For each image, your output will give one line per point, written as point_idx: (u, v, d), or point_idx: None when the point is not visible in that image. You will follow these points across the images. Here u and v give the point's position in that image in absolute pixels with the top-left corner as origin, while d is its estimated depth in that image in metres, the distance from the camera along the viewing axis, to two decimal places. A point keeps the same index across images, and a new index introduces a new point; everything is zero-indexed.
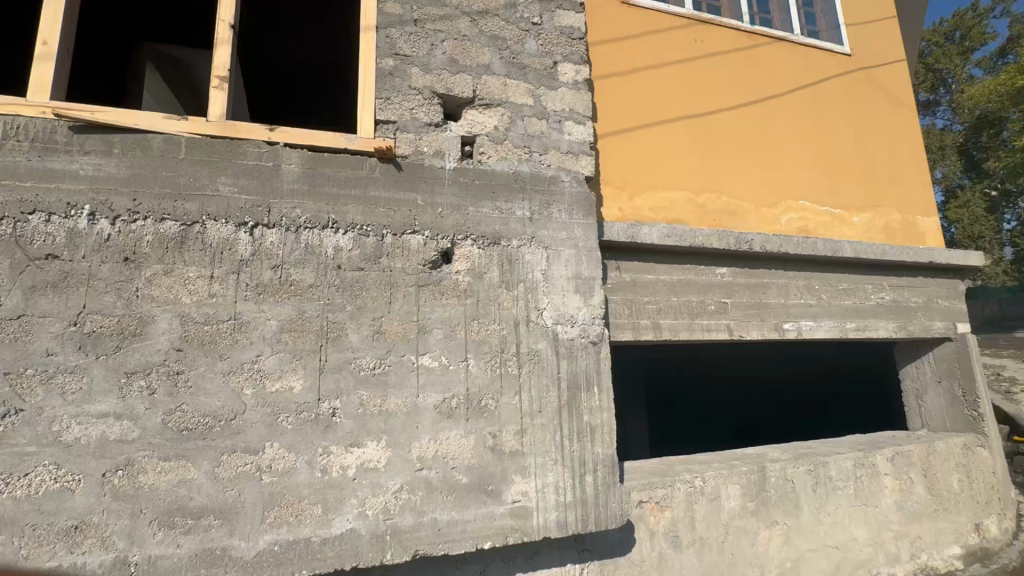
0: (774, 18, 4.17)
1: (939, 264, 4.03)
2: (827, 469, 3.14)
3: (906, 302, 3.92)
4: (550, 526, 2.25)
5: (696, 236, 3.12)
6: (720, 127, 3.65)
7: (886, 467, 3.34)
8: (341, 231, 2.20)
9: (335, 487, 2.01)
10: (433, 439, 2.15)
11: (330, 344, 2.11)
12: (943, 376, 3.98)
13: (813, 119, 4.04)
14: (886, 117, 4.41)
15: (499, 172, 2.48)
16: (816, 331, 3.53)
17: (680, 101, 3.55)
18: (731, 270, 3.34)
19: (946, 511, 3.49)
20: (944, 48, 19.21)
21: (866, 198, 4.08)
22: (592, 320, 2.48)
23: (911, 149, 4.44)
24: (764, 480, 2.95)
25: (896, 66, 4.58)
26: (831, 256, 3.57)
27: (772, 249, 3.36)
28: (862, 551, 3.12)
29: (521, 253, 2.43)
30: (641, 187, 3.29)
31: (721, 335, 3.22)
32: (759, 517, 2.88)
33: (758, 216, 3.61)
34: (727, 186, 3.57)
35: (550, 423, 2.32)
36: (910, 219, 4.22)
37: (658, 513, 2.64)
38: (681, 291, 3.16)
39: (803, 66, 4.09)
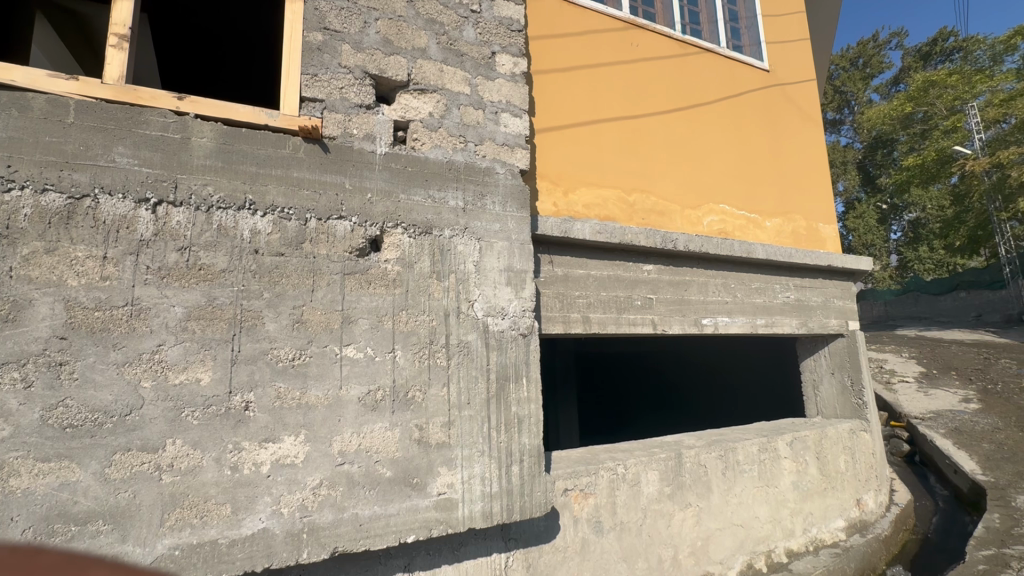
0: (703, 29, 4.38)
1: (835, 268, 4.46)
2: (735, 453, 3.40)
3: (807, 301, 4.32)
4: (475, 517, 2.26)
5: (625, 233, 3.24)
6: (651, 130, 3.80)
7: (786, 450, 3.66)
8: (259, 213, 2.05)
9: (246, 485, 1.89)
10: (356, 433, 2.08)
11: (243, 333, 1.97)
12: (835, 368, 4.43)
13: (734, 128, 4.31)
14: (797, 131, 4.79)
15: (433, 159, 2.43)
16: (731, 327, 3.80)
17: (615, 102, 3.66)
18: (657, 267, 3.50)
19: (833, 489, 3.89)
20: (850, 73, 21.27)
21: (778, 204, 4.43)
22: (522, 313, 2.50)
23: (817, 161, 4.86)
24: (680, 465, 3.14)
25: (807, 85, 4.99)
26: (745, 257, 3.85)
27: (694, 248, 3.56)
28: (763, 528, 3.42)
29: (453, 244, 2.40)
30: (576, 184, 3.36)
31: (645, 329, 3.38)
32: (674, 500, 3.07)
33: (682, 217, 3.81)
34: (656, 187, 3.73)
35: (478, 414, 2.32)
36: (814, 225, 4.63)
37: (582, 500, 2.73)
38: (610, 286, 3.27)
39: (726, 78, 4.35)
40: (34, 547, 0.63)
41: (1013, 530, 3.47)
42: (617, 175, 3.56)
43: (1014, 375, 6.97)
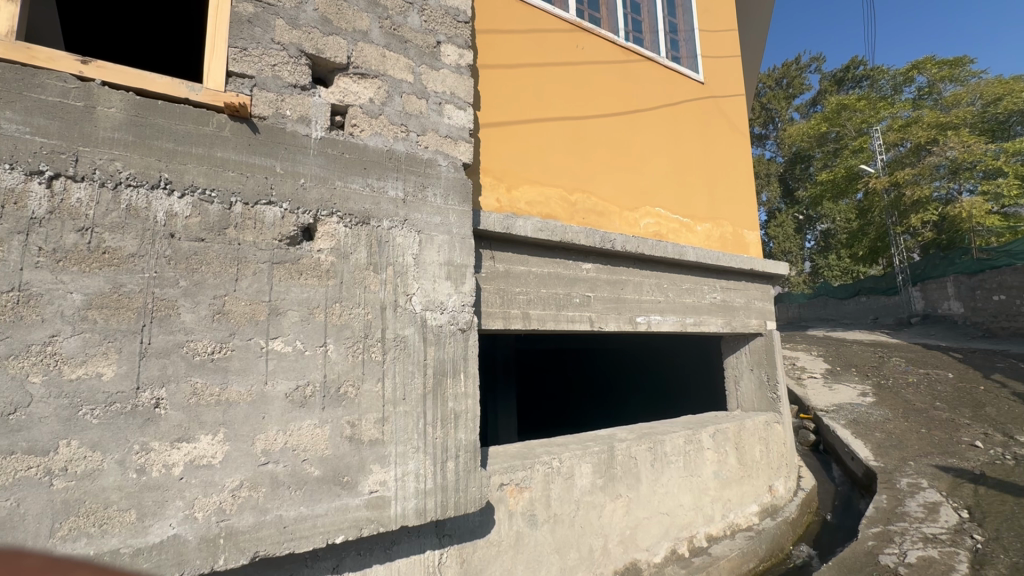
0: (645, 38, 4.54)
1: (756, 272, 4.79)
2: (663, 446, 3.56)
3: (731, 303, 4.61)
4: (408, 514, 2.22)
5: (566, 232, 3.29)
6: (593, 132, 3.89)
7: (709, 442, 3.90)
8: (176, 194, 1.89)
9: (154, 489, 1.74)
10: (282, 430, 1.98)
11: (155, 324, 1.81)
12: (754, 365, 4.76)
13: (671, 136, 4.51)
14: (727, 142, 5.09)
15: (373, 147, 2.34)
16: (662, 325, 3.98)
17: (559, 102, 3.71)
18: (595, 266, 3.59)
19: (749, 477, 4.18)
20: (775, 92, 22.93)
21: (708, 210, 4.69)
22: (462, 308, 2.48)
23: (744, 172, 5.20)
24: (612, 458, 3.25)
25: (736, 99, 5.32)
26: (677, 258, 4.04)
27: (631, 249, 3.69)
28: (686, 515, 3.61)
29: (392, 236, 2.33)
30: (519, 181, 3.37)
31: (583, 326, 3.46)
32: (606, 492, 3.17)
33: (621, 218, 3.94)
34: (596, 187, 3.82)
35: (414, 410, 2.28)
36: (739, 231, 4.95)
37: (517, 495, 2.76)
38: (550, 283, 3.32)
39: (665, 86, 4.54)
40: (19, 548, 0.59)
41: (896, 509, 3.90)
42: (560, 174, 3.61)
43: (903, 371, 7.83)
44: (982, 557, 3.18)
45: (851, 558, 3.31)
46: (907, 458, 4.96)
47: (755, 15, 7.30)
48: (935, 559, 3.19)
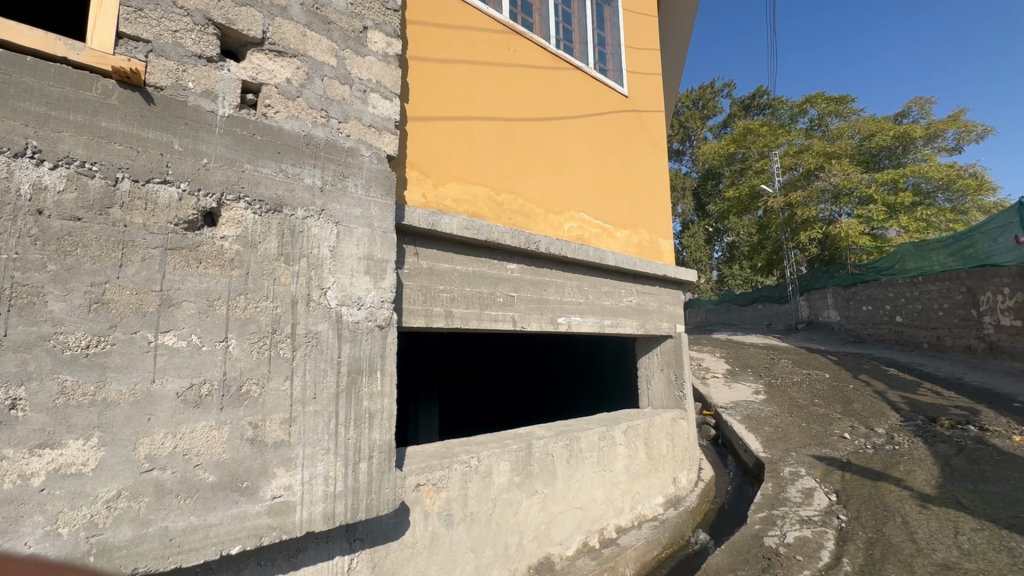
0: (575, 47, 4.69)
1: (669, 278, 5.13)
2: (579, 442, 3.69)
3: (646, 306, 4.89)
4: (315, 520, 2.10)
5: (492, 231, 3.30)
6: (522, 135, 3.95)
7: (621, 438, 4.10)
8: (47, 165, 1.65)
9: (6, 504, 1.51)
10: (171, 433, 1.80)
11: (14, 313, 1.57)
12: (664, 365, 5.07)
13: (596, 144, 4.69)
14: (647, 155, 5.41)
15: (288, 130, 2.20)
16: (582, 326, 4.12)
17: (489, 102, 3.72)
18: (519, 266, 3.64)
19: (656, 470, 4.45)
20: (692, 111, 24.66)
21: (628, 218, 4.94)
22: (381, 304, 2.41)
23: (661, 184, 5.55)
24: (529, 455, 3.31)
25: (657, 115, 5.66)
26: (598, 262, 4.21)
27: (554, 251, 3.78)
28: (598, 508, 3.77)
29: (307, 227, 2.21)
30: (446, 177, 3.33)
31: (506, 325, 3.50)
32: (523, 488, 3.23)
33: (546, 221, 4.03)
34: (523, 190, 3.88)
35: (325, 410, 2.17)
36: (655, 240, 5.27)
37: (433, 495, 2.72)
38: (474, 282, 3.31)
39: (592, 97, 4.71)
40: None
41: (779, 495, 4.35)
42: (488, 174, 3.62)
43: (790, 371, 8.74)
44: (845, 534, 3.63)
45: (741, 541, 3.64)
46: (789, 449, 5.54)
47: (676, 37, 7.81)
48: (809, 538, 3.59)
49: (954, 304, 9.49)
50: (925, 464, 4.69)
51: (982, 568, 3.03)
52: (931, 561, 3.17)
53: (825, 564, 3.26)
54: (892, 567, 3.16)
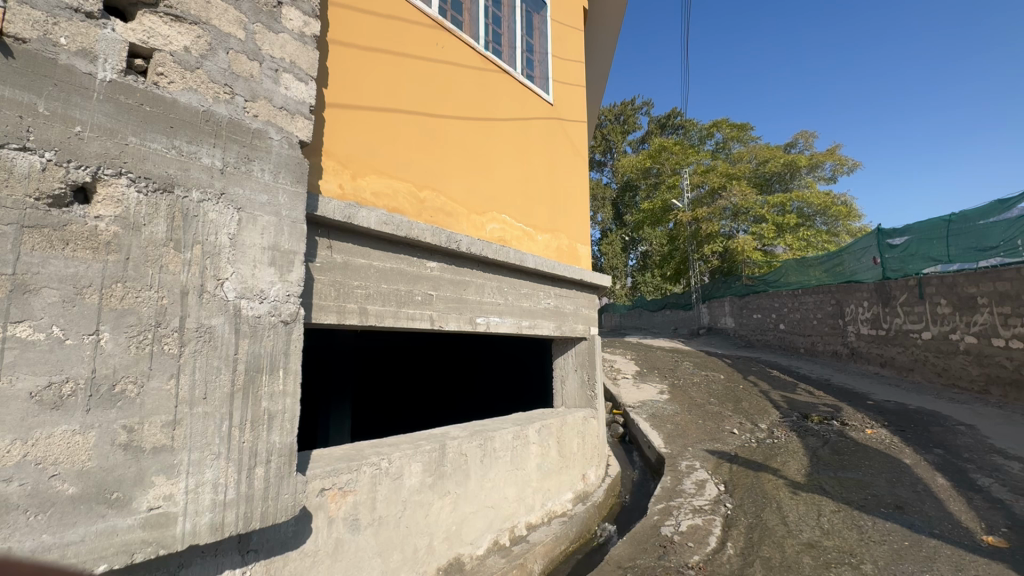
0: (504, 51, 4.74)
1: (585, 282, 5.35)
2: (493, 442, 3.72)
3: (562, 309, 5.05)
4: (200, 531, 1.92)
5: (412, 228, 3.23)
6: (447, 133, 3.91)
7: (534, 437, 4.19)
8: None
9: None
10: (20, 440, 1.55)
11: None
12: (578, 366, 5.27)
13: (520, 148, 4.77)
14: (569, 163, 5.60)
15: (184, 104, 2.00)
16: (500, 326, 4.16)
17: (414, 96, 3.64)
18: (439, 264, 3.60)
19: (567, 468, 4.60)
20: (614, 126, 25.93)
21: (548, 222, 5.08)
22: (286, 298, 2.26)
23: (580, 192, 5.77)
24: (443, 456, 3.28)
25: (579, 125, 5.88)
26: (518, 264, 4.27)
27: (476, 251, 3.78)
28: (509, 507, 3.82)
29: (203, 212, 2.01)
30: (366, 169, 3.21)
31: (423, 325, 3.44)
32: (435, 490, 3.18)
33: (468, 221, 4.02)
34: (446, 188, 3.84)
35: (217, 411, 1.99)
36: (574, 245, 5.46)
37: (339, 499, 2.60)
38: (392, 279, 3.22)
39: (518, 101, 4.79)
40: None
41: (676, 488, 4.68)
42: (410, 170, 3.54)
43: (690, 373, 9.49)
44: (731, 520, 3.99)
45: (641, 532, 3.87)
46: (687, 444, 5.99)
47: (599, 53, 8.19)
48: (699, 525, 3.90)
49: (825, 314, 10.80)
50: (798, 455, 5.30)
51: (838, 545, 3.47)
52: (799, 541, 3.57)
53: (712, 549, 3.56)
54: (768, 547, 3.52)
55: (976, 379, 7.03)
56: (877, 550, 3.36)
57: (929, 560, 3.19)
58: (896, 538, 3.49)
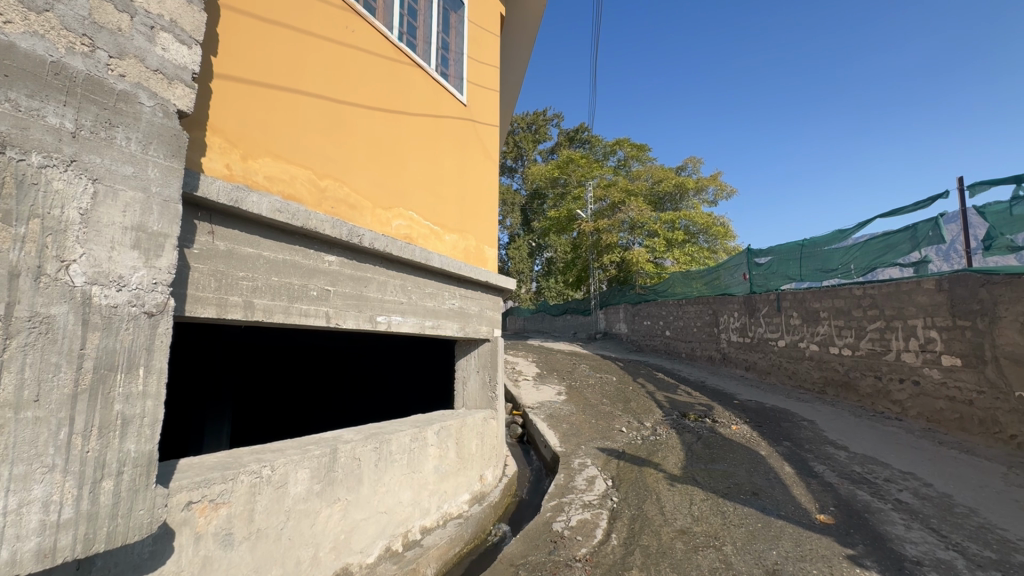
0: (418, 44, 4.65)
1: (489, 284, 5.40)
2: (389, 445, 3.60)
3: (466, 310, 5.04)
4: (22, 560, 1.60)
5: (309, 217, 3.02)
6: (353, 121, 3.72)
7: (433, 439, 4.13)
8: None
9: None
10: None
11: None
12: (480, 367, 5.30)
13: (431, 144, 4.68)
14: (479, 165, 5.62)
15: (26, 50, 1.67)
16: (402, 326, 4.04)
17: (318, 78, 3.43)
18: (339, 259, 3.41)
19: (465, 469, 4.58)
20: (526, 134, 26.66)
21: (456, 222, 5.04)
22: (152, 287, 1.99)
23: (489, 195, 5.82)
24: (333, 460, 3.10)
25: (491, 129, 5.94)
26: (423, 263, 4.18)
27: (379, 247, 3.63)
28: (403, 511, 3.71)
29: (46, 180, 1.69)
30: (258, 150, 2.94)
31: (318, 321, 3.23)
32: (323, 497, 3.00)
33: (373, 215, 3.85)
34: (350, 178, 3.65)
35: (52, 415, 1.69)
36: (480, 247, 5.48)
37: (209, 513, 2.33)
38: (283, 272, 2.99)
39: (431, 97, 4.71)
40: None
41: (568, 485, 4.89)
42: (310, 156, 3.31)
43: (585, 374, 10.03)
44: (616, 513, 4.26)
45: (534, 529, 3.98)
46: (580, 443, 6.29)
47: (514, 60, 8.39)
48: (588, 519, 4.11)
49: (703, 322, 12.01)
50: (675, 450, 5.81)
51: (705, 530, 3.86)
52: (673, 528, 3.91)
53: (598, 541, 3.77)
54: (646, 536, 3.81)
55: (816, 381, 8.27)
56: (736, 532, 3.79)
57: (776, 538, 3.66)
58: (751, 521, 3.97)
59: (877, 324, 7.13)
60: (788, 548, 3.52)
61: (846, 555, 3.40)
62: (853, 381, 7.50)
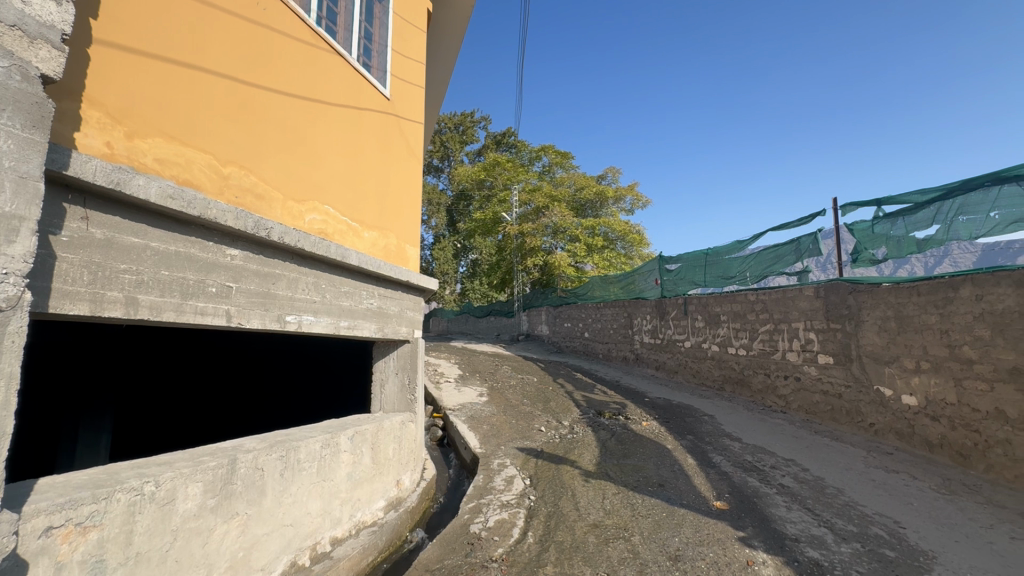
0: (337, 32, 4.44)
1: (410, 284, 5.28)
2: (297, 453, 3.37)
3: (385, 310, 4.87)
4: None
5: (208, 206, 2.75)
6: (262, 105, 3.46)
7: (346, 444, 3.93)
8: None
9: None
10: None
11: None
12: (399, 369, 5.14)
13: (350, 136, 4.48)
14: (403, 161, 5.47)
15: None
16: (314, 326, 3.82)
17: (221, 55, 3.15)
18: (243, 253, 3.15)
19: (380, 475, 4.42)
20: (453, 134, 26.54)
21: (376, 218, 4.86)
22: (1, 278, 1.69)
23: (413, 193, 5.68)
24: (231, 472, 2.84)
25: (415, 126, 5.81)
26: (339, 260, 3.98)
27: (290, 242, 3.39)
28: (312, 522, 3.50)
29: None
30: (147, 127, 2.63)
31: (216, 320, 2.96)
32: (218, 513, 2.73)
33: (283, 207, 3.60)
34: (258, 167, 3.38)
35: None
36: (402, 245, 5.34)
37: (75, 539, 2.03)
38: (176, 265, 2.69)
39: (351, 87, 4.51)
40: None
41: (487, 485, 4.90)
42: (210, 138, 3.02)
43: (508, 375, 10.13)
44: (533, 511, 4.33)
45: (451, 533, 3.93)
46: (500, 443, 6.33)
47: (440, 57, 8.29)
48: (505, 519, 4.14)
49: (618, 324, 12.63)
50: (591, 447, 6.04)
51: (616, 522, 4.04)
52: (587, 522, 4.05)
53: (514, 540, 3.81)
54: (561, 532, 3.91)
55: (716, 378, 9.00)
56: (643, 522, 4.01)
57: (678, 526, 3.92)
58: (657, 511, 4.21)
59: (767, 327, 7.91)
60: (689, 534, 3.78)
61: (737, 537, 3.71)
62: (747, 378, 8.26)
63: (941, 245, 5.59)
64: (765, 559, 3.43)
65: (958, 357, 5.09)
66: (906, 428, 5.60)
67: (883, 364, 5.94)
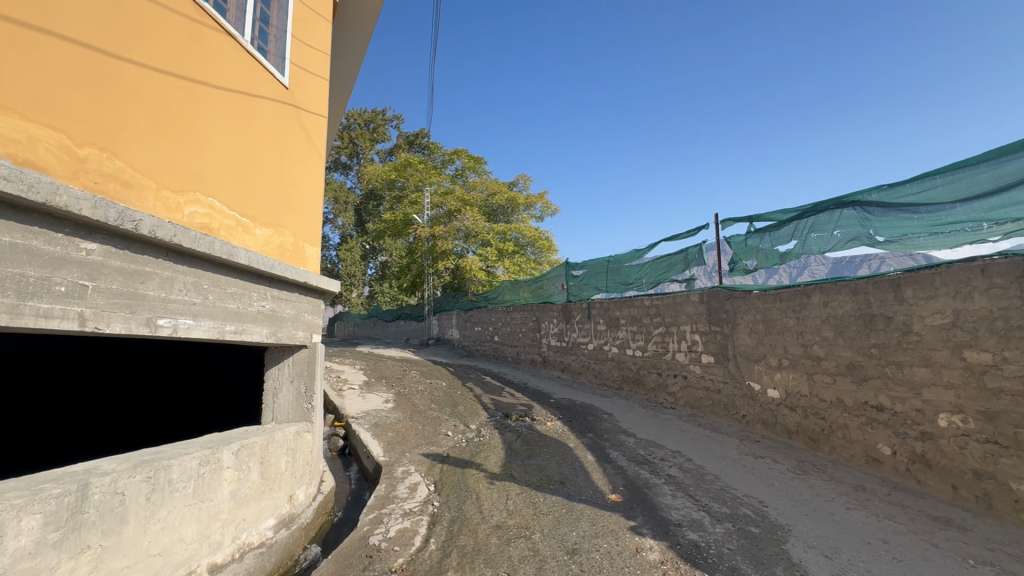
0: (228, 11, 4.09)
1: (308, 286, 4.98)
2: (168, 473, 3.02)
3: (279, 313, 4.54)
4: None
5: (58, 192, 2.37)
6: (131, 81, 3.06)
7: (229, 460, 3.59)
8: None
9: None
10: None
11: None
12: (294, 376, 4.81)
13: (241, 124, 4.13)
14: (303, 155, 5.16)
15: None
16: (193, 331, 3.45)
17: (80, 20, 2.75)
18: (103, 248, 2.75)
19: (270, 491, 4.09)
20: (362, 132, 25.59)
21: (270, 214, 4.52)
22: None
23: (313, 189, 5.37)
24: (81, 500, 2.46)
25: (317, 119, 5.51)
26: (225, 258, 3.63)
27: (163, 237, 3.03)
28: (185, 550, 3.13)
29: None
30: None
31: (64, 325, 2.55)
32: (62, 549, 2.35)
33: (157, 197, 3.21)
34: (125, 151, 2.99)
35: None
36: (299, 244, 5.01)
37: None
38: (11, 260, 2.29)
39: (243, 71, 4.16)
40: None
41: (389, 494, 4.74)
42: (62, 113, 2.62)
43: (415, 380, 9.92)
44: (436, 517, 4.26)
45: (348, 547, 3.75)
46: (405, 450, 6.16)
47: (347, 50, 7.95)
48: (407, 528, 4.04)
49: (527, 328, 12.94)
50: (496, 449, 6.09)
51: (518, 522, 4.11)
52: (489, 524, 4.08)
53: (415, 548, 3.72)
54: (463, 536, 3.90)
55: (616, 378, 9.57)
56: (544, 520, 4.14)
57: (577, 521, 4.10)
58: (557, 508, 4.37)
59: (660, 329, 8.57)
60: (586, 528, 3.96)
61: (628, 527, 3.96)
62: (642, 377, 8.88)
63: (799, 258, 6.40)
64: (652, 545, 3.69)
65: (810, 355, 5.89)
66: (770, 418, 6.36)
67: (753, 362, 6.70)
